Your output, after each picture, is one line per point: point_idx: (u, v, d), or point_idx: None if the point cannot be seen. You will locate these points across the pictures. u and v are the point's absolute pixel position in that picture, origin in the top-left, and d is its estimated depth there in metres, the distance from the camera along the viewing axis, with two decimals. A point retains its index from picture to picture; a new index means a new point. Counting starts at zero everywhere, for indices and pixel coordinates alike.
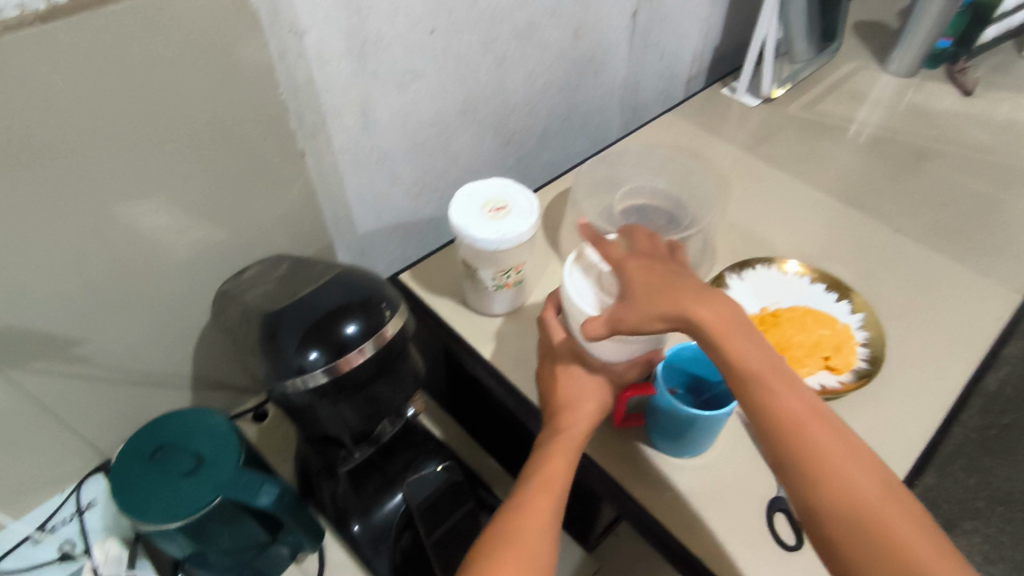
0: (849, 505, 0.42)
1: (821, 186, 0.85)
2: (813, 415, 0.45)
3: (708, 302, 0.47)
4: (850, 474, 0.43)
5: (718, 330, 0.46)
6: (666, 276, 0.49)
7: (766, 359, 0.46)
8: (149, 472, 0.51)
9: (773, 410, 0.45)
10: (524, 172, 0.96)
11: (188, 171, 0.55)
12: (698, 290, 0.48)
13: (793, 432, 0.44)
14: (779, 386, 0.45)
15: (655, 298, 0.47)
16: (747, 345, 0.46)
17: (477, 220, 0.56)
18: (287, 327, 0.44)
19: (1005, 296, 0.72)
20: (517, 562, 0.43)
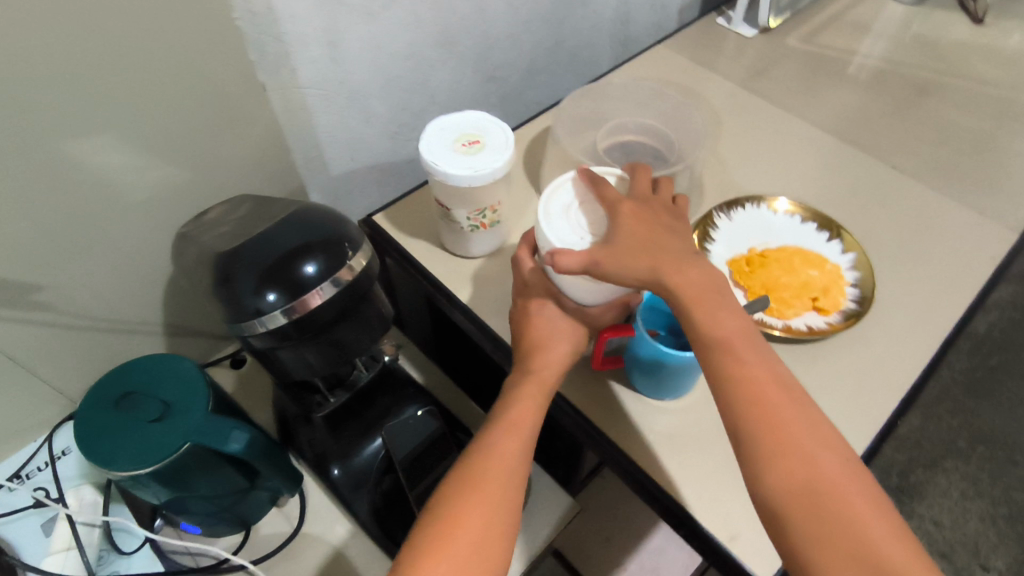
0: (800, 476, 0.40)
1: (818, 123, 0.81)
2: (777, 390, 0.43)
3: (690, 269, 0.46)
4: (810, 450, 0.41)
5: (692, 298, 0.45)
6: (654, 233, 0.47)
7: (737, 333, 0.45)
8: (117, 420, 0.50)
9: (733, 378, 0.43)
10: (507, 110, 0.91)
11: (142, 106, 0.51)
12: (683, 254, 0.47)
13: (751, 401, 0.43)
14: (744, 357, 0.44)
15: (638, 256, 0.45)
16: (719, 315, 0.45)
17: (449, 155, 0.53)
18: (242, 266, 0.42)
19: (1001, 235, 0.70)
20: (481, 508, 0.43)
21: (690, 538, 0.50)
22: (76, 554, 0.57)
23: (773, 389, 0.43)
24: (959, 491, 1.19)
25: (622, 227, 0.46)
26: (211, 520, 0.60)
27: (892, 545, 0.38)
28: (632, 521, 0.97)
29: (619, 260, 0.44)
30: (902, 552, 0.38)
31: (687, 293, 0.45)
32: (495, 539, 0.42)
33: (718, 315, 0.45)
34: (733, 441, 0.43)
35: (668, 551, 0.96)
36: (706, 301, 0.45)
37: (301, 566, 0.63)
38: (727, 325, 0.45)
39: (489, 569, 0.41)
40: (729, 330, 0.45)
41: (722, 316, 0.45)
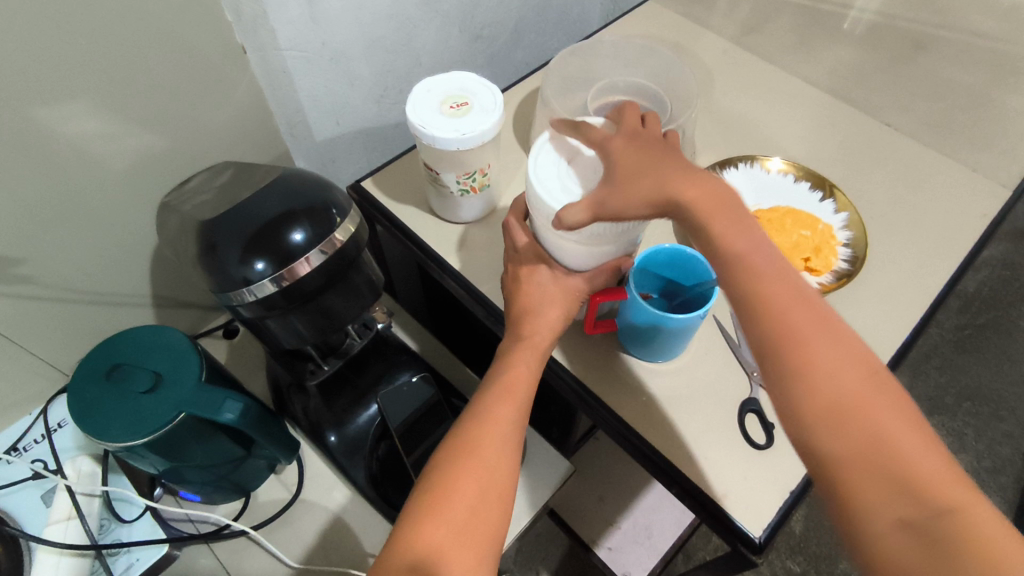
0: (828, 403, 0.37)
1: (812, 80, 0.80)
2: (804, 308, 0.39)
3: (697, 178, 0.40)
4: (840, 370, 0.37)
5: (705, 210, 0.39)
6: (643, 155, 0.42)
7: (753, 245, 0.39)
8: (108, 391, 0.49)
9: (754, 295, 0.39)
10: (495, 70, 0.89)
11: (115, 72, 0.49)
12: (687, 165, 0.41)
13: (773, 324, 0.38)
14: (765, 274, 0.39)
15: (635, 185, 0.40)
16: (734, 228, 0.39)
17: (435, 117, 0.52)
18: (226, 235, 0.42)
19: (994, 192, 0.69)
20: (477, 472, 0.43)
21: (682, 496, 0.51)
22: (78, 523, 0.56)
23: (798, 307, 0.39)
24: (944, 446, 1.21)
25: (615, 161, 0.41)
26: (210, 488, 0.61)
27: (928, 465, 0.35)
28: (624, 480, 0.99)
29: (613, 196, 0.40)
30: (941, 475, 0.34)
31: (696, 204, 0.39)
32: (492, 502, 0.42)
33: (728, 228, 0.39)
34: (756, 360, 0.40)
35: (660, 509, 0.99)
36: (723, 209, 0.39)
37: (300, 531, 0.64)
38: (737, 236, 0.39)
39: (490, 528, 0.42)
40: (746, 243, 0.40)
41: (739, 230, 0.40)
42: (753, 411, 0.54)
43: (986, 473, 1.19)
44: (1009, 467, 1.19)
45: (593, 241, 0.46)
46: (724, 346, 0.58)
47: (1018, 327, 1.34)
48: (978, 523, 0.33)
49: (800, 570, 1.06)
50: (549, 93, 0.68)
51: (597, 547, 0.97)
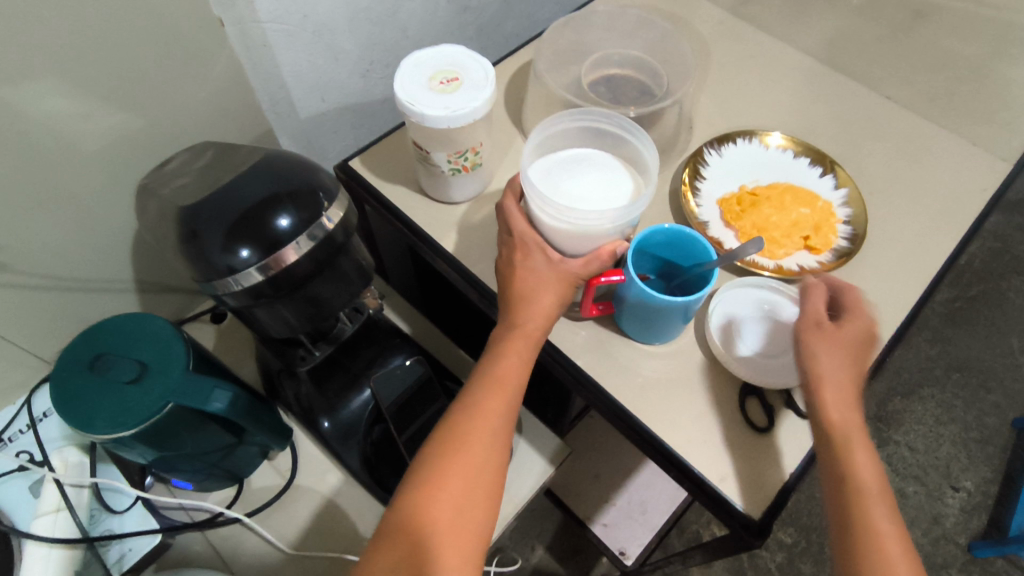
0: (862, 528, 0.42)
1: (811, 51, 0.78)
2: (889, 514, 0.43)
3: (833, 369, 0.47)
4: (873, 506, 0.43)
5: (830, 404, 0.46)
6: (830, 347, 0.47)
7: (859, 434, 0.46)
8: (91, 383, 0.48)
9: (852, 492, 0.44)
10: (484, 42, 0.86)
11: (84, 48, 0.46)
12: (835, 352, 0.47)
13: (869, 538, 0.42)
14: (858, 452, 0.45)
15: (809, 345, 0.48)
16: (834, 366, 0.47)
17: (424, 94, 0.50)
18: (208, 222, 0.40)
19: (993, 165, 0.68)
20: (464, 470, 0.43)
21: (681, 479, 0.50)
22: (67, 514, 0.54)
23: (883, 497, 0.44)
24: (933, 418, 1.23)
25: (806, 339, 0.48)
26: (201, 476, 0.60)
27: None
28: (619, 459, 1.00)
29: (826, 326, 0.48)
30: None
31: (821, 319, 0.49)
32: (478, 502, 0.43)
33: (831, 368, 0.47)
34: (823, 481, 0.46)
35: (653, 486, 0.99)
36: (828, 332, 0.48)
37: (294, 517, 0.64)
38: (839, 417, 0.46)
39: (476, 531, 0.42)
40: (864, 461, 0.45)
41: (833, 378, 0.47)
42: (753, 394, 0.53)
43: (975, 443, 1.21)
44: (996, 437, 1.21)
45: (578, 220, 0.45)
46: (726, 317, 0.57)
47: (1008, 299, 1.34)
48: None
49: (791, 541, 1.08)
50: (542, 67, 0.66)
51: (591, 524, 0.97)
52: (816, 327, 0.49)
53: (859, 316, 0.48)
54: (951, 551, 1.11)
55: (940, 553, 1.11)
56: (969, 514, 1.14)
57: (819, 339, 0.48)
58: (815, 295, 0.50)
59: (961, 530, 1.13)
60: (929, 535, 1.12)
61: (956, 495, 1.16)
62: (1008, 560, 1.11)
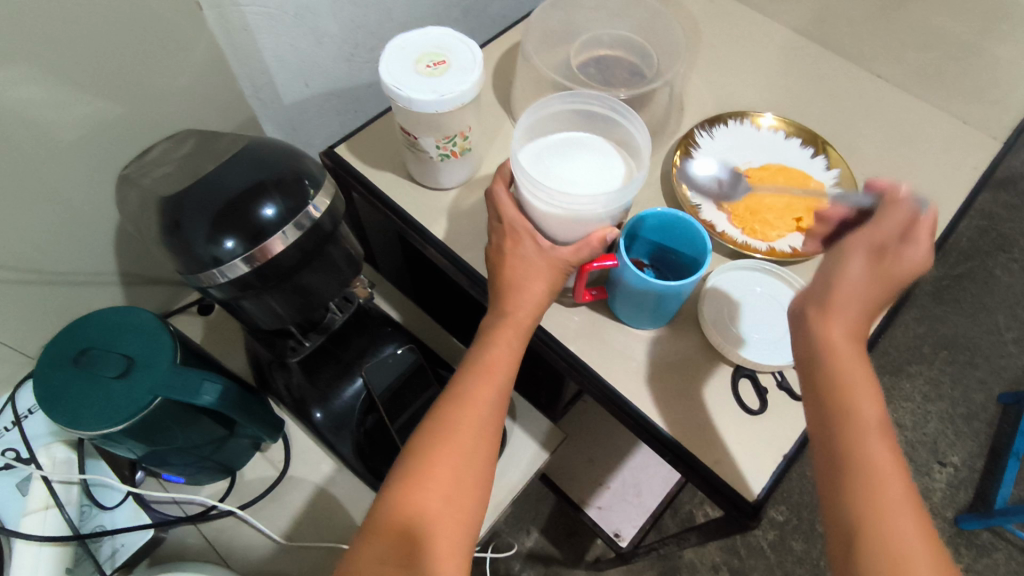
0: (847, 443, 0.39)
1: (801, 30, 0.77)
2: (877, 425, 0.39)
3: (868, 285, 0.42)
4: (861, 415, 0.39)
5: (838, 307, 0.42)
6: (881, 275, 0.42)
7: (849, 340, 0.41)
8: (75, 379, 0.47)
9: (836, 402, 0.40)
10: (470, 25, 0.85)
11: (55, 33, 0.44)
12: (882, 277, 0.42)
13: (854, 452, 0.39)
14: (846, 357, 0.41)
15: (853, 256, 0.43)
16: (874, 279, 0.42)
17: (411, 78, 0.49)
18: (191, 213, 0.39)
19: (982, 144, 0.69)
20: (451, 459, 0.42)
21: (676, 462, 0.50)
22: (56, 512, 0.54)
23: (873, 411, 0.40)
24: (921, 394, 1.24)
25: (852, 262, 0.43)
26: (193, 469, 0.59)
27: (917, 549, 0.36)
28: (613, 442, 1.00)
29: (887, 251, 0.43)
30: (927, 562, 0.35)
31: (889, 245, 0.43)
32: (466, 492, 0.42)
33: (869, 290, 0.42)
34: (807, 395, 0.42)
35: (647, 468, 1.00)
36: (882, 264, 0.42)
37: (289, 507, 0.64)
38: (852, 344, 0.41)
39: (465, 520, 0.41)
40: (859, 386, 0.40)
41: (862, 286, 0.42)
42: (747, 376, 0.53)
43: (961, 419, 1.23)
44: (982, 412, 1.23)
45: (570, 204, 0.44)
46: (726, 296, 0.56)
47: (994, 276, 1.36)
48: None
49: (782, 518, 1.10)
50: (531, 48, 0.65)
51: (586, 508, 0.98)
52: (878, 245, 0.43)
53: (923, 249, 0.43)
54: (938, 524, 1.13)
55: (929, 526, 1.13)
56: (956, 487, 1.16)
57: (876, 261, 0.43)
58: (897, 212, 0.44)
59: (948, 503, 1.15)
60: None
61: (943, 470, 1.18)
62: (994, 532, 1.13)
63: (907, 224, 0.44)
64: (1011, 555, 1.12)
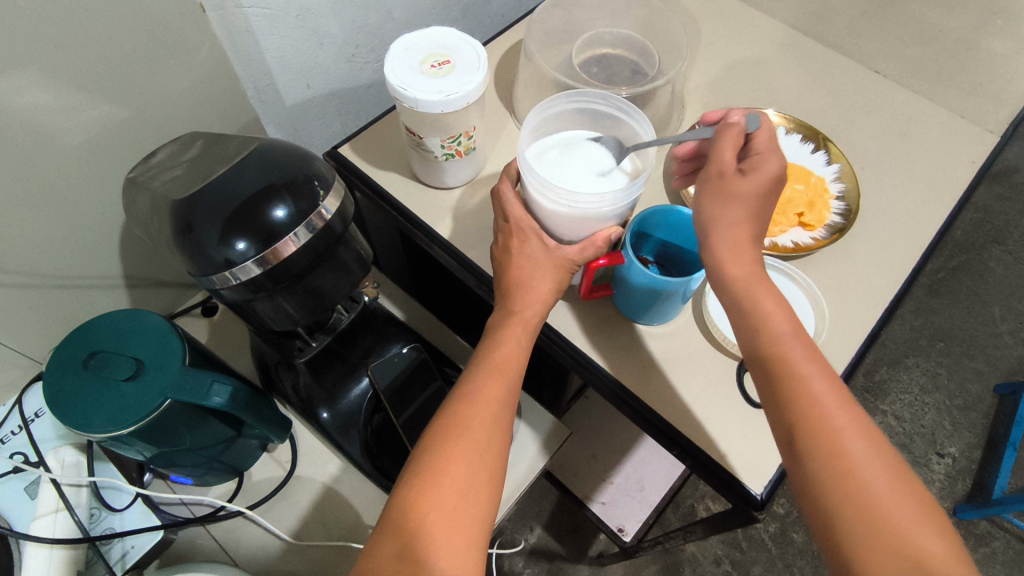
0: (795, 394, 0.42)
1: (799, 27, 0.78)
2: (818, 371, 0.42)
3: (728, 213, 0.45)
4: (800, 369, 0.42)
5: (723, 250, 0.45)
6: (730, 200, 0.44)
7: (758, 279, 0.44)
8: (86, 381, 0.47)
9: (774, 357, 0.43)
10: (470, 24, 0.85)
11: (62, 38, 0.45)
12: (732, 201, 0.44)
13: (803, 401, 0.41)
14: (772, 309, 0.44)
15: (705, 191, 0.46)
16: (734, 209, 0.44)
17: (416, 79, 0.49)
18: (203, 215, 0.39)
19: (979, 138, 0.69)
20: (463, 456, 0.43)
21: (683, 456, 0.51)
22: (66, 514, 0.55)
23: (809, 363, 0.43)
24: (919, 386, 1.25)
25: (703, 197, 0.46)
26: (201, 471, 0.60)
27: (879, 474, 0.39)
28: (616, 438, 1.01)
29: (726, 176, 0.45)
30: (889, 485, 0.39)
31: (725, 169, 0.45)
32: (480, 487, 0.42)
33: (722, 216, 0.45)
34: (747, 353, 0.45)
35: (650, 463, 1.01)
36: (727, 188, 0.44)
37: (297, 507, 0.64)
38: (740, 270, 0.44)
39: (479, 514, 0.42)
40: (816, 381, 0.42)
41: (726, 216, 0.45)
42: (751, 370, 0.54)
43: (959, 410, 1.24)
44: (979, 403, 1.24)
45: (576, 202, 0.45)
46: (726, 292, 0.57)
47: (989, 268, 1.37)
48: (929, 545, 0.37)
49: (784, 511, 1.11)
50: (533, 47, 0.65)
51: (590, 503, 0.99)
52: (719, 175, 0.45)
53: (758, 162, 0.44)
54: None
55: None
56: (954, 478, 1.18)
57: (721, 187, 0.45)
58: (726, 139, 0.45)
59: (947, 494, 1.16)
60: None
61: (941, 462, 1.19)
62: (992, 522, 1.15)
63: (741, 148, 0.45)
64: (1009, 545, 1.13)
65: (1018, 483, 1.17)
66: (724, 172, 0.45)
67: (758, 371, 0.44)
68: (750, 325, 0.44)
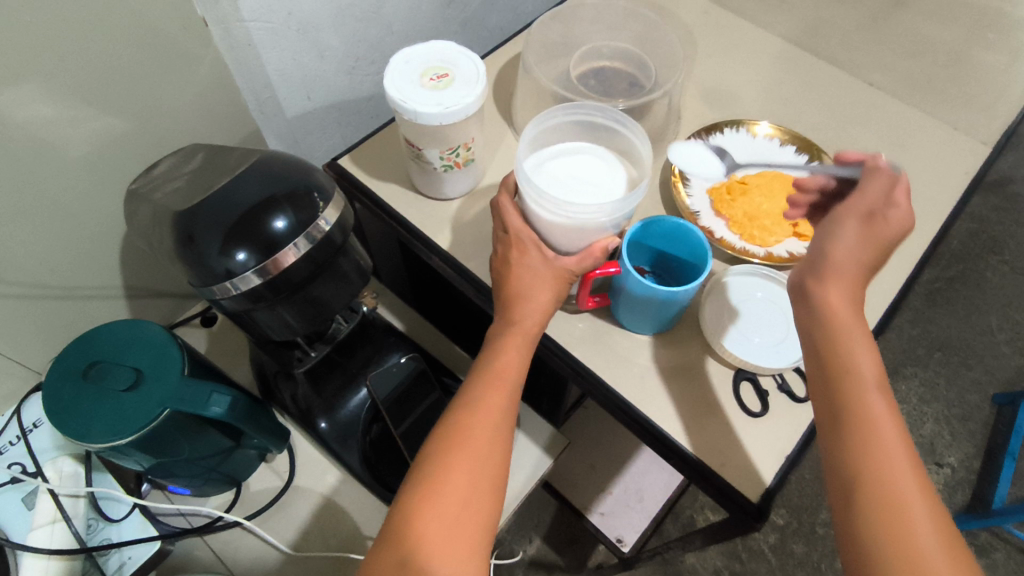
0: (843, 396, 0.41)
1: (794, 40, 0.79)
2: (872, 377, 0.42)
3: (854, 247, 0.44)
4: (855, 372, 0.42)
5: (833, 272, 0.44)
6: (867, 239, 0.44)
7: (839, 292, 0.44)
8: (85, 392, 0.47)
9: (829, 356, 0.43)
10: (469, 37, 0.86)
11: (65, 52, 0.45)
12: (869, 241, 0.44)
13: (852, 405, 0.41)
14: (840, 314, 0.43)
15: (845, 221, 0.45)
16: (854, 242, 0.44)
17: (416, 92, 0.50)
18: (204, 227, 0.39)
19: (974, 149, 0.70)
20: (468, 463, 0.43)
21: (680, 466, 0.51)
22: (64, 525, 0.55)
23: (869, 370, 0.42)
24: (917, 396, 1.25)
25: (841, 230, 0.45)
26: (199, 481, 0.60)
27: (909, 497, 0.38)
28: (615, 448, 1.01)
29: (872, 216, 0.45)
30: (917, 510, 0.37)
31: (870, 209, 0.45)
32: (482, 495, 0.43)
33: (858, 249, 0.44)
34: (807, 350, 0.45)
35: (649, 473, 1.01)
36: (870, 226, 0.45)
37: (295, 518, 0.64)
38: (840, 304, 0.43)
39: (479, 525, 0.42)
40: (870, 388, 0.41)
41: (847, 247, 0.44)
42: (748, 380, 0.54)
43: (957, 420, 1.24)
44: (978, 413, 1.25)
45: (574, 214, 0.45)
46: (725, 302, 0.57)
47: (986, 278, 1.38)
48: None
49: (782, 522, 1.11)
50: (531, 61, 0.66)
51: (589, 513, 0.99)
52: (864, 211, 0.46)
53: (906, 206, 0.45)
54: None
55: None
56: (954, 488, 1.18)
57: (865, 224, 0.45)
58: (877, 180, 0.46)
59: (946, 503, 1.16)
60: None
61: (940, 471, 1.19)
62: (992, 533, 1.14)
63: (889, 192, 0.46)
64: (1009, 555, 1.13)
65: (1018, 493, 1.17)
66: (870, 214, 0.45)
67: (814, 369, 0.44)
68: (819, 324, 0.43)
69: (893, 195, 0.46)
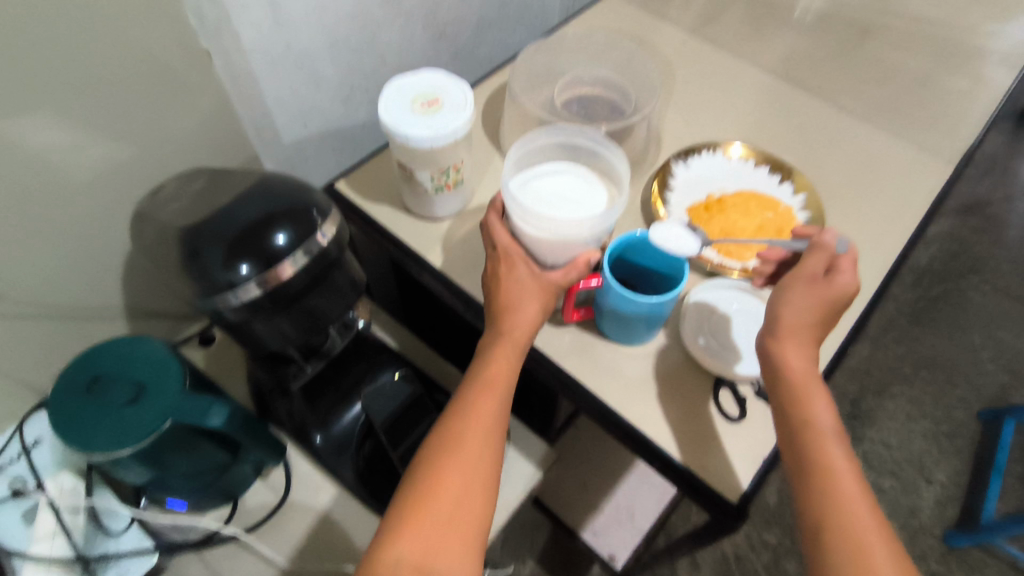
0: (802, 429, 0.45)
1: (768, 68, 0.83)
2: (827, 409, 0.45)
3: (803, 307, 0.47)
4: (811, 408, 0.45)
5: (787, 329, 0.47)
6: (813, 301, 0.47)
7: (794, 336, 0.47)
8: (89, 405, 0.49)
9: (789, 390, 0.46)
10: (459, 68, 0.90)
11: (75, 82, 0.48)
12: (816, 302, 0.47)
13: (811, 437, 0.44)
14: (795, 356, 0.47)
15: (793, 287, 0.48)
16: (803, 297, 0.47)
17: (408, 117, 0.53)
18: (210, 240, 0.42)
19: (940, 169, 0.74)
20: (462, 464, 0.45)
21: (664, 471, 0.53)
22: (63, 539, 0.56)
23: (823, 404, 0.46)
24: (905, 413, 1.27)
25: (790, 295, 0.48)
26: (196, 496, 0.61)
27: (864, 520, 0.41)
28: (607, 466, 1.02)
29: (816, 281, 0.48)
30: (872, 532, 0.40)
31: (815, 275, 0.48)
32: (476, 496, 0.44)
33: (805, 308, 0.47)
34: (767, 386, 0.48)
35: (640, 492, 1.01)
36: (814, 289, 0.47)
37: (290, 534, 0.65)
38: (798, 360, 0.46)
39: (467, 540, 0.43)
40: (825, 421, 0.45)
41: (796, 304, 0.47)
42: (727, 387, 0.56)
43: (945, 436, 1.26)
44: (965, 429, 1.26)
45: (559, 228, 0.48)
46: (703, 313, 0.60)
47: (967, 296, 1.41)
48: None
49: (775, 540, 1.11)
50: (518, 89, 0.70)
51: (581, 531, 1.00)
52: (810, 278, 0.48)
53: (850, 274, 0.47)
54: (929, 542, 1.15)
55: (920, 545, 1.14)
56: (944, 505, 1.19)
57: (810, 286, 0.48)
58: (818, 253, 0.49)
59: (937, 519, 1.17)
60: (907, 527, 1.16)
61: (930, 488, 1.20)
62: (984, 549, 1.15)
63: (832, 261, 0.49)
64: (1002, 571, 1.13)
65: (1007, 509, 1.18)
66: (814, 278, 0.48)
67: (777, 403, 0.47)
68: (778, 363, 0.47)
69: (839, 263, 0.48)
